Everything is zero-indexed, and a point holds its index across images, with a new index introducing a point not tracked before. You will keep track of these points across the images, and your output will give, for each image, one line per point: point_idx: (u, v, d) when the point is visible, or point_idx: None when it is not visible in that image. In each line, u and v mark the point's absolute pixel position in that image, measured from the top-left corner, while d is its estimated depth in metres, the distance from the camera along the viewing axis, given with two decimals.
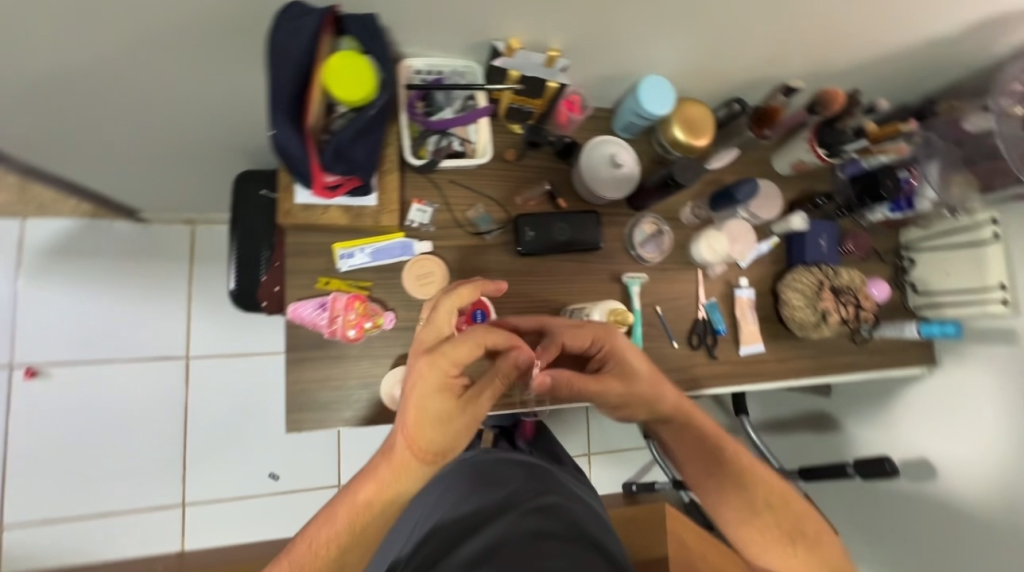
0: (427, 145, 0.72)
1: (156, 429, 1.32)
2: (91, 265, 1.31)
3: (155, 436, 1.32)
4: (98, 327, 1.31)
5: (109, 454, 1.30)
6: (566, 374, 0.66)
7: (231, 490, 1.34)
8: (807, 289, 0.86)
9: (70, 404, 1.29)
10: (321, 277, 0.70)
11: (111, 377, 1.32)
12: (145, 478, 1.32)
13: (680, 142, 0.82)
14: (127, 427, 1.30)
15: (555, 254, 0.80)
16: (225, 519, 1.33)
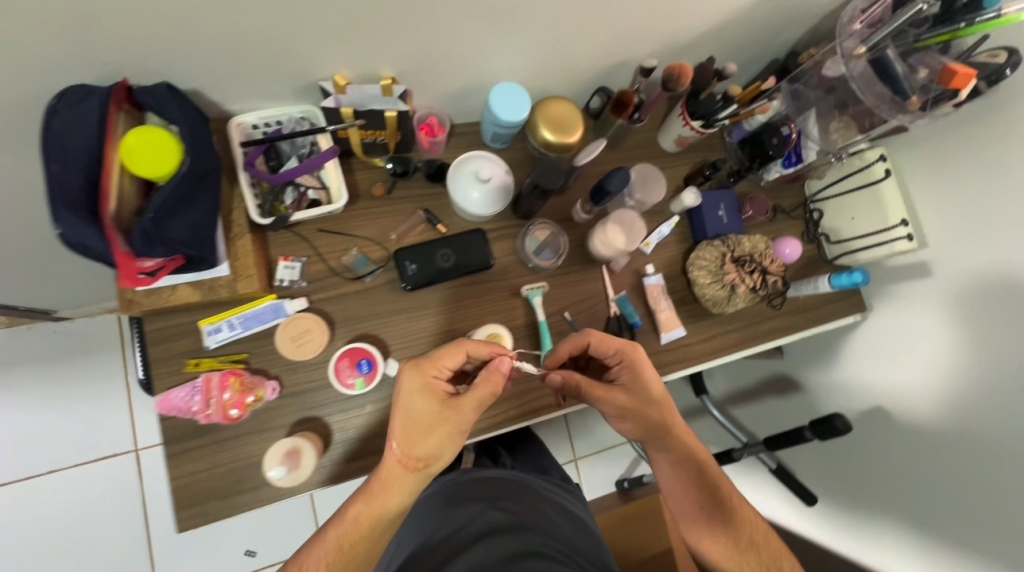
0: (282, 200, 0.68)
1: None
2: None
3: None
4: None
5: None
6: (575, 375, 0.70)
7: None
8: (710, 265, 0.84)
9: None
10: (190, 359, 0.66)
11: None
12: None
13: (552, 143, 0.80)
14: None
15: (445, 281, 0.77)
16: None
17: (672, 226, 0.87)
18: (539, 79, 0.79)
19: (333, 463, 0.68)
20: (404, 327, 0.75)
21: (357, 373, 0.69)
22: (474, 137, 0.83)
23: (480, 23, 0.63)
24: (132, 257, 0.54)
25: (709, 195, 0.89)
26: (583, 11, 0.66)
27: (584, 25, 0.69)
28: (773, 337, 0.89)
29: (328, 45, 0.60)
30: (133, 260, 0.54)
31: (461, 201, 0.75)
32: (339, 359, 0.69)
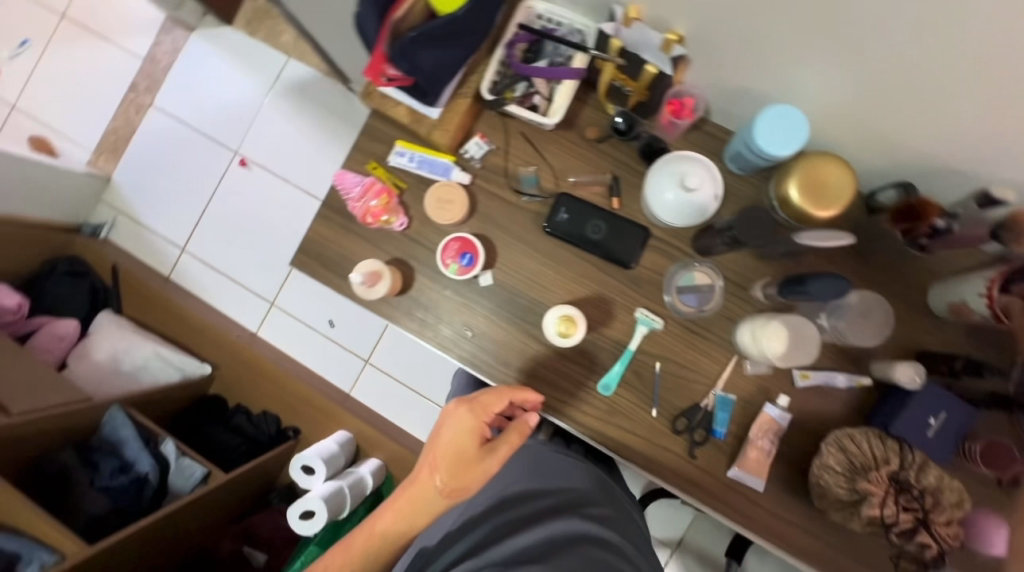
0: (514, 92, 0.72)
1: (286, 240, 1.91)
2: (307, 111, 1.91)
3: (282, 243, 1.91)
4: (292, 155, 1.91)
5: (254, 241, 1.92)
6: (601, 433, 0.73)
7: (303, 317, 1.89)
8: (861, 459, 0.61)
9: (252, 196, 1.92)
10: (372, 161, 0.78)
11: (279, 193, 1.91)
12: (264, 269, 1.92)
13: (791, 202, 0.66)
14: (272, 231, 1.91)
15: (579, 249, 0.74)
16: (290, 330, 1.89)
17: (853, 385, 0.69)
18: (834, 128, 0.65)
19: (393, 308, 0.77)
20: (519, 257, 0.76)
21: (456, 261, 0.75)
22: (716, 144, 0.72)
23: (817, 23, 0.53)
24: (384, 59, 0.61)
25: (932, 391, 0.64)
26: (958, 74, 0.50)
27: (944, 91, 0.53)
28: None
29: None
30: (384, 62, 0.61)
31: (651, 198, 0.68)
32: (451, 239, 0.75)
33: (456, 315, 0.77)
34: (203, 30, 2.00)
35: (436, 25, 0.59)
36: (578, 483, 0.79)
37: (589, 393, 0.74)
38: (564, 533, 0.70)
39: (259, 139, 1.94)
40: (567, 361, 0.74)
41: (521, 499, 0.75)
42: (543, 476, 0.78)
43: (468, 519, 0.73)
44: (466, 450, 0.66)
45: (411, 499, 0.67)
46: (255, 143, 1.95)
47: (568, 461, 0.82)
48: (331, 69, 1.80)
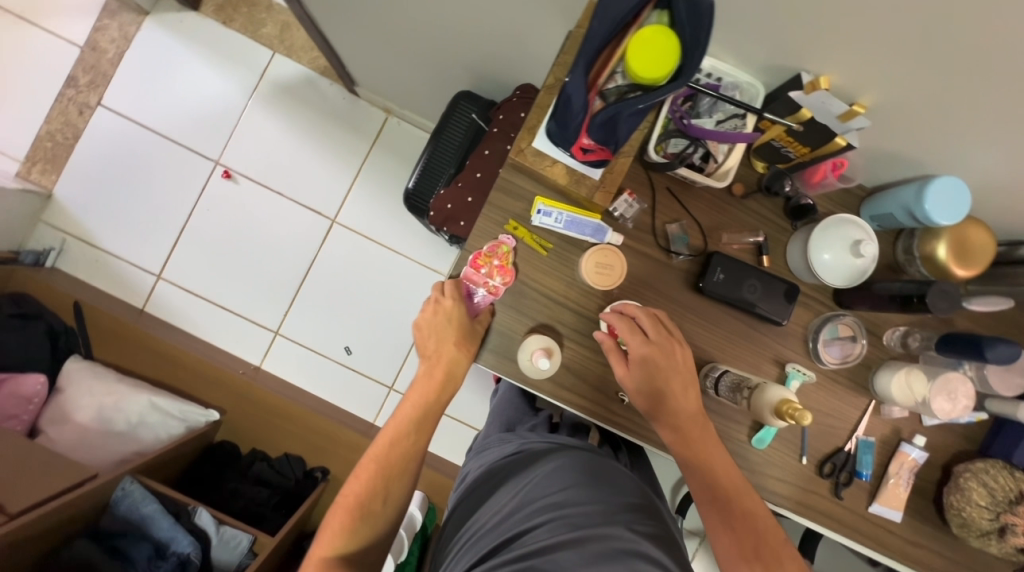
0: (666, 145, 0.68)
1: (287, 260, 1.68)
2: (305, 114, 1.68)
3: (283, 264, 1.68)
4: (290, 164, 1.68)
5: (248, 262, 1.68)
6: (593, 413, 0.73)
7: (315, 344, 1.69)
8: (999, 491, 0.71)
9: (242, 208, 1.68)
10: (511, 221, 0.71)
11: (274, 204, 1.68)
12: (262, 294, 1.69)
13: (935, 260, 0.69)
14: (269, 250, 1.68)
15: (730, 306, 0.74)
16: (299, 362, 1.69)
17: (974, 419, 0.75)
18: (980, 195, 0.69)
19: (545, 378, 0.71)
20: (669, 316, 0.74)
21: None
22: (853, 200, 0.75)
23: (1018, 114, 0.56)
24: (584, 130, 0.62)
25: None
26: None
27: None
28: None
29: (855, 46, 0.57)
30: (582, 133, 0.63)
31: (814, 259, 0.70)
32: (618, 308, 0.72)
33: (608, 382, 0.73)
34: (160, 13, 1.66)
35: (639, 105, 0.56)
36: (627, 492, 0.65)
37: (743, 448, 0.75)
38: (609, 550, 0.57)
39: (244, 144, 1.68)
40: (720, 418, 0.75)
41: (545, 495, 0.65)
42: (578, 473, 0.67)
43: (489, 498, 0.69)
44: (443, 336, 0.73)
45: (422, 398, 0.75)
46: (238, 148, 1.68)
47: (618, 470, 0.69)
48: (336, 70, 1.60)
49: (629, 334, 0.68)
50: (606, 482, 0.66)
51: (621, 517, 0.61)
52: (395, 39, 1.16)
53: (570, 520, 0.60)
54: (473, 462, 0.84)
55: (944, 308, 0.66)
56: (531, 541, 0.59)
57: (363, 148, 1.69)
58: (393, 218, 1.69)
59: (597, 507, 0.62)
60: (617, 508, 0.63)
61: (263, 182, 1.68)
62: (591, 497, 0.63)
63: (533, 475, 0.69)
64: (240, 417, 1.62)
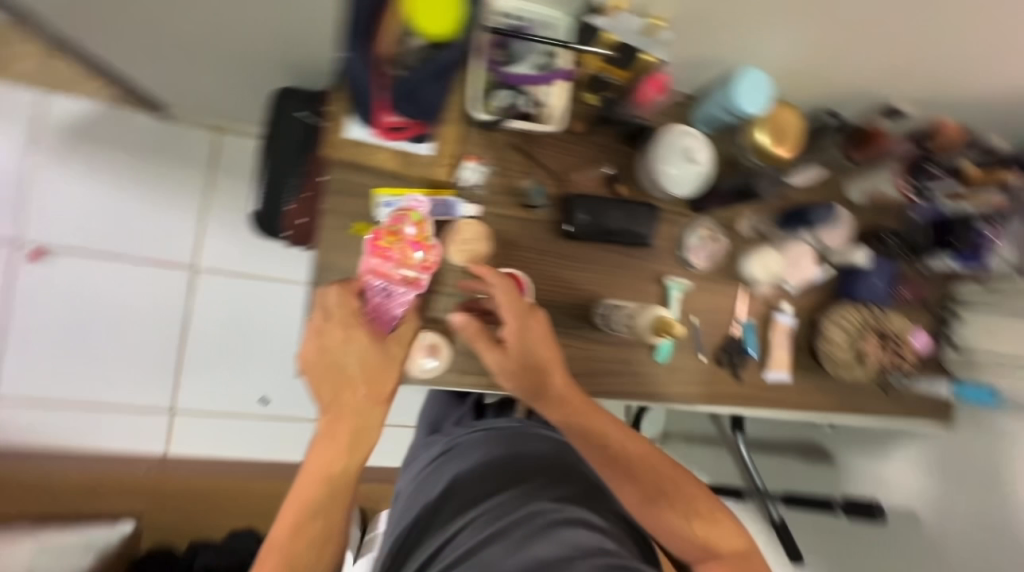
0: (495, 99, 0.65)
1: (129, 337, 1.23)
2: (113, 147, 1.18)
3: (133, 339, 1.24)
4: (88, 212, 1.18)
5: (92, 352, 1.22)
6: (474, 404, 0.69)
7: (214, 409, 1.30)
8: (851, 328, 0.82)
9: (73, 294, 1.19)
10: (358, 223, 0.65)
11: (86, 273, 1.20)
12: (131, 378, 1.25)
13: (761, 147, 0.75)
14: (116, 324, 1.22)
15: (602, 242, 0.76)
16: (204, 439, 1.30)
17: (824, 276, 0.85)
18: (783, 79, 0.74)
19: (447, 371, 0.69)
20: (550, 270, 0.74)
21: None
22: (684, 110, 0.78)
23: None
24: (391, 106, 0.57)
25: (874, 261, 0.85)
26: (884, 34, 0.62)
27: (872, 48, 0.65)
28: (858, 415, 0.90)
29: None
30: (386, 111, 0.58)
31: (662, 177, 0.72)
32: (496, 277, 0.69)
33: None
34: None
35: (437, 65, 0.52)
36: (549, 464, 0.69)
37: (651, 367, 0.80)
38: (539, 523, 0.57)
39: (50, 209, 1.16)
40: (623, 347, 0.78)
41: (476, 492, 0.65)
42: (507, 465, 0.69)
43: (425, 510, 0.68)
44: (334, 368, 0.61)
45: (335, 428, 0.60)
46: (47, 217, 1.16)
47: (539, 445, 0.73)
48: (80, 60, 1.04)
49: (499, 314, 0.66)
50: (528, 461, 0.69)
51: (552, 488, 0.64)
52: None
53: (502, 508, 0.61)
54: (403, 478, 0.82)
55: (767, 188, 0.79)
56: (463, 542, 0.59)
57: (201, 173, 1.23)
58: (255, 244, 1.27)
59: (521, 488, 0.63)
60: (546, 481, 0.66)
61: (92, 248, 1.19)
62: (521, 480, 0.66)
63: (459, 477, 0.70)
64: None
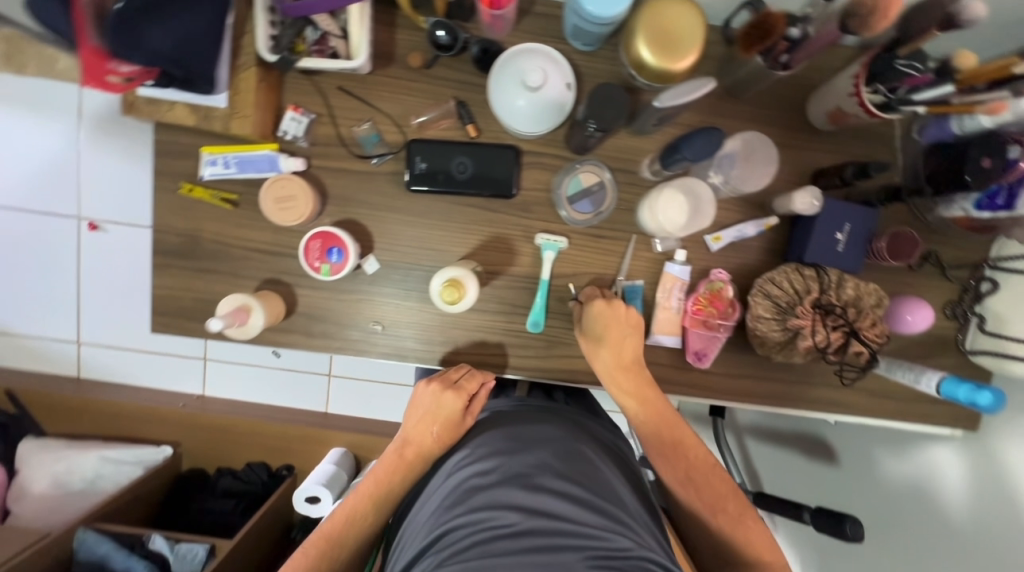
0: (304, 39, 0.58)
1: None
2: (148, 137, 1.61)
3: None
4: (128, 190, 1.65)
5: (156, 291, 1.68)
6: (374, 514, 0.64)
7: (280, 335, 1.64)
8: (783, 299, 0.62)
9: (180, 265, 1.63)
10: (184, 183, 0.65)
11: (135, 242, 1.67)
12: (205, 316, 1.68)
13: (647, 65, 0.59)
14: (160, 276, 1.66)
15: (453, 195, 0.66)
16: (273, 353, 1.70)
17: (763, 229, 0.67)
18: None
19: (288, 332, 0.69)
20: (397, 229, 0.68)
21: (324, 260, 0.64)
22: (552, 24, 0.63)
23: None
24: (104, 57, 0.48)
25: (835, 206, 0.63)
26: None
27: None
28: (815, 411, 0.70)
29: None
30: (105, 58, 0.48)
31: (500, 108, 0.59)
32: (311, 238, 0.63)
33: (357, 314, 0.69)
34: None
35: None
36: (568, 444, 0.63)
37: (523, 337, 0.70)
38: (584, 515, 0.55)
39: (119, 195, 1.64)
40: (487, 316, 0.70)
41: (543, 485, 0.57)
42: (565, 457, 0.61)
43: (472, 495, 0.58)
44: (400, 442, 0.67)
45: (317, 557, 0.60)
46: (112, 202, 1.64)
47: (537, 418, 0.67)
48: None
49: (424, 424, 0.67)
50: (544, 439, 0.63)
51: (623, 503, 0.59)
52: None
53: (577, 510, 0.55)
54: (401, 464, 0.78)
55: (616, 119, 0.58)
56: (546, 536, 0.53)
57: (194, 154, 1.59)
58: None
59: (549, 476, 0.58)
60: (614, 487, 0.60)
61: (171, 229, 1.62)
62: (595, 485, 0.59)
63: (456, 456, 0.64)
64: (196, 444, 1.69)
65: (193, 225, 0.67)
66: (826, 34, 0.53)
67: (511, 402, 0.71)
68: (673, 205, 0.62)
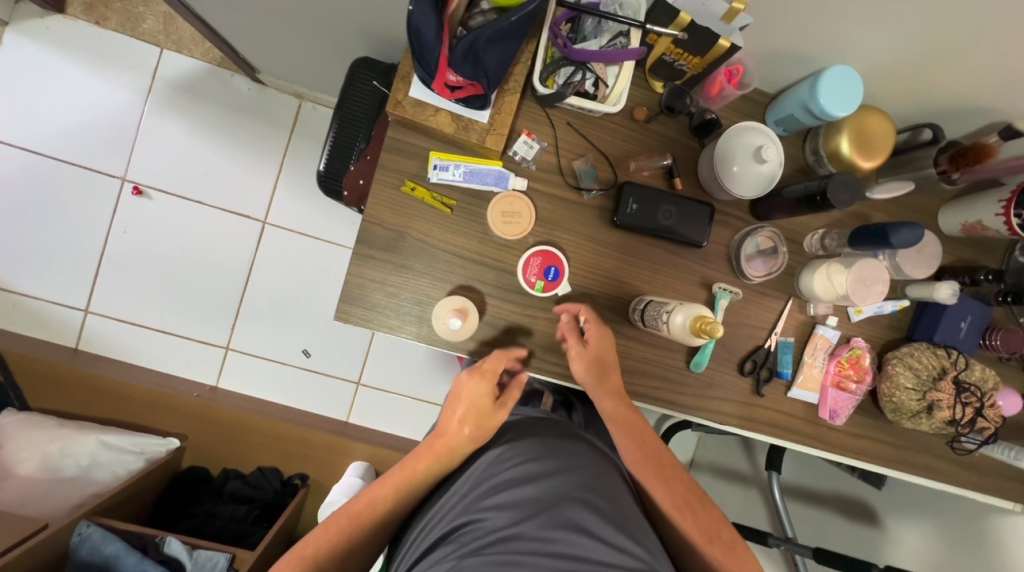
0: (559, 76, 0.64)
1: (232, 269, 1.58)
2: (227, 115, 1.53)
3: (235, 272, 1.58)
4: (189, 163, 1.54)
5: (206, 272, 1.57)
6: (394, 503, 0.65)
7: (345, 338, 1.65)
8: (921, 370, 0.73)
9: (247, 254, 1.58)
10: (408, 181, 0.67)
11: (183, 216, 1.55)
12: (261, 312, 1.61)
13: (842, 156, 0.69)
14: (216, 258, 1.57)
15: (650, 236, 0.73)
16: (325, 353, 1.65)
17: (897, 308, 0.77)
18: (876, 82, 0.67)
19: (470, 338, 0.70)
20: (591, 258, 0.72)
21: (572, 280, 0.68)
22: (757, 108, 0.73)
23: None
24: (446, 66, 0.55)
25: (960, 301, 0.75)
26: (1006, 30, 0.55)
27: (994, 42, 0.57)
28: (919, 476, 0.79)
29: None
30: (445, 69, 0.55)
31: (720, 167, 0.68)
32: (532, 255, 0.70)
33: (539, 332, 0.72)
34: (20, 20, 1.44)
35: (505, 22, 0.50)
36: (592, 458, 0.66)
37: (682, 374, 0.75)
38: (604, 522, 0.57)
39: (176, 163, 1.53)
40: (654, 350, 0.75)
41: (566, 493, 0.59)
42: (585, 469, 0.63)
43: (498, 498, 0.59)
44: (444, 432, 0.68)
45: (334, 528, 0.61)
46: (164, 171, 1.53)
47: (561, 431, 0.71)
48: (217, 38, 1.27)
49: (471, 406, 0.68)
50: (569, 451, 0.66)
51: (638, 520, 0.61)
52: (271, 13, 1.03)
53: (597, 520, 0.57)
54: None
55: (846, 201, 0.63)
56: (565, 540, 0.54)
57: (284, 141, 1.57)
58: (246, 163, 1.56)
59: (572, 483, 0.61)
60: (631, 504, 0.63)
61: (248, 217, 1.58)
62: (612, 495, 0.62)
63: (483, 459, 0.66)
64: (204, 439, 1.55)
65: (404, 221, 0.68)
66: (1010, 167, 0.66)
67: (533, 415, 0.75)
68: (865, 290, 0.72)
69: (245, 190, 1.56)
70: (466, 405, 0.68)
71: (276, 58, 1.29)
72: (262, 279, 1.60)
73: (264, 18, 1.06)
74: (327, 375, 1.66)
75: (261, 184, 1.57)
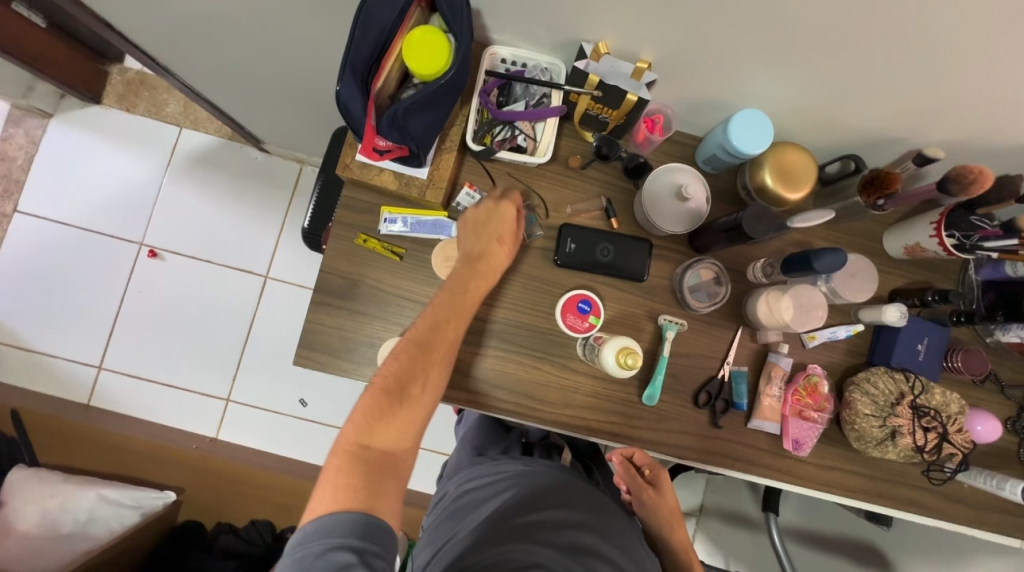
0: (493, 134, 0.72)
1: (235, 322, 1.67)
2: (235, 182, 1.68)
3: (238, 325, 1.67)
4: (199, 226, 1.67)
5: (210, 326, 1.66)
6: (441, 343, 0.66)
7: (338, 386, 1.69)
8: (879, 396, 0.72)
9: (250, 308, 1.67)
10: (361, 234, 0.74)
11: (192, 274, 1.67)
12: (261, 363, 1.67)
13: (768, 189, 0.72)
14: (221, 312, 1.66)
15: (592, 273, 0.76)
16: (320, 401, 1.68)
17: (851, 333, 0.76)
18: (791, 121, 0.72)
19: None
20: (537, 296, 0.76)
21: (585, 319, 0.75)
22: (684, 150, 0.79)
23: (770, 43, 0.59)
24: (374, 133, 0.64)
25: (914, 323, 0.75)
26: (890, 71, 0.59)
27: (886, 79, 0.61)
28: (902, 511, 0.75)
29: (610, 8, 0.60)
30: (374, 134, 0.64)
31: (650, 208, 0.74)
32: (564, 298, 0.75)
33: (489, 370, 0.74)
34: (61, 112, 1.64)
35: (421, 94, 0.58)
36: (619, 524, 0.74)
37: (635, 407, 0.76)
38: None
39: (188, 227, 1.67)
40: (605, 384, 0.76)
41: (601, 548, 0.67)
42: (617, 535, 0.71)
43: (544, 531, 0.66)
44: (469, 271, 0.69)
45: (384, 385, 0.63)
46: (176, 235, 1.66)
47: (597, 494, 0.78)
48: (227, 118, 1.43)
49: (481, 232, 0.70)
50: (606, 513, 0.74)
51: None
52: (267, 94, 1.17)
53: None
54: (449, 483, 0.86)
55: (763, 231, 0.66)
56: None
57: (286, 202, 1.70)
58: (251, 223, 1.69)
59: (604, 543, 0.68)
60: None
61: (250, 272, 1.68)
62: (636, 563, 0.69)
63: (527, 493, 0.73)
64: (200, 492, 1.57)
65: (358, 270, 0.74)
66: (923, 190, 0.70)
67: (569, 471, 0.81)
68: (808, 315, 0.73)
69: (250, 248, 1.68)
70: (481, 230, 0.70)
71: (278, 131, 1.44)
72: (262, 330, 1.67)
73: (263, 99, 1.21)
74: (322, 422, 1.68)
75: (265, 243, 1.69)
